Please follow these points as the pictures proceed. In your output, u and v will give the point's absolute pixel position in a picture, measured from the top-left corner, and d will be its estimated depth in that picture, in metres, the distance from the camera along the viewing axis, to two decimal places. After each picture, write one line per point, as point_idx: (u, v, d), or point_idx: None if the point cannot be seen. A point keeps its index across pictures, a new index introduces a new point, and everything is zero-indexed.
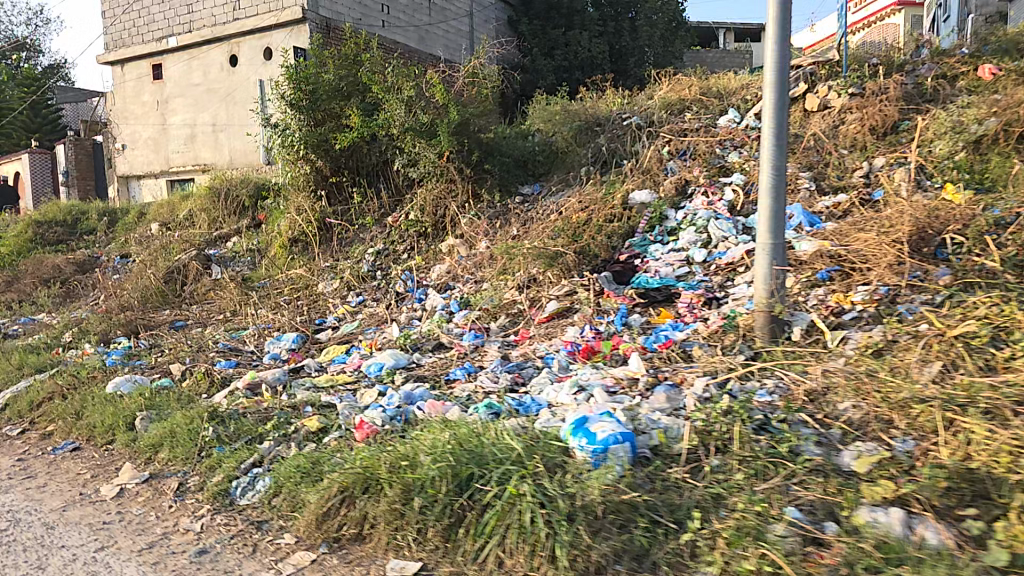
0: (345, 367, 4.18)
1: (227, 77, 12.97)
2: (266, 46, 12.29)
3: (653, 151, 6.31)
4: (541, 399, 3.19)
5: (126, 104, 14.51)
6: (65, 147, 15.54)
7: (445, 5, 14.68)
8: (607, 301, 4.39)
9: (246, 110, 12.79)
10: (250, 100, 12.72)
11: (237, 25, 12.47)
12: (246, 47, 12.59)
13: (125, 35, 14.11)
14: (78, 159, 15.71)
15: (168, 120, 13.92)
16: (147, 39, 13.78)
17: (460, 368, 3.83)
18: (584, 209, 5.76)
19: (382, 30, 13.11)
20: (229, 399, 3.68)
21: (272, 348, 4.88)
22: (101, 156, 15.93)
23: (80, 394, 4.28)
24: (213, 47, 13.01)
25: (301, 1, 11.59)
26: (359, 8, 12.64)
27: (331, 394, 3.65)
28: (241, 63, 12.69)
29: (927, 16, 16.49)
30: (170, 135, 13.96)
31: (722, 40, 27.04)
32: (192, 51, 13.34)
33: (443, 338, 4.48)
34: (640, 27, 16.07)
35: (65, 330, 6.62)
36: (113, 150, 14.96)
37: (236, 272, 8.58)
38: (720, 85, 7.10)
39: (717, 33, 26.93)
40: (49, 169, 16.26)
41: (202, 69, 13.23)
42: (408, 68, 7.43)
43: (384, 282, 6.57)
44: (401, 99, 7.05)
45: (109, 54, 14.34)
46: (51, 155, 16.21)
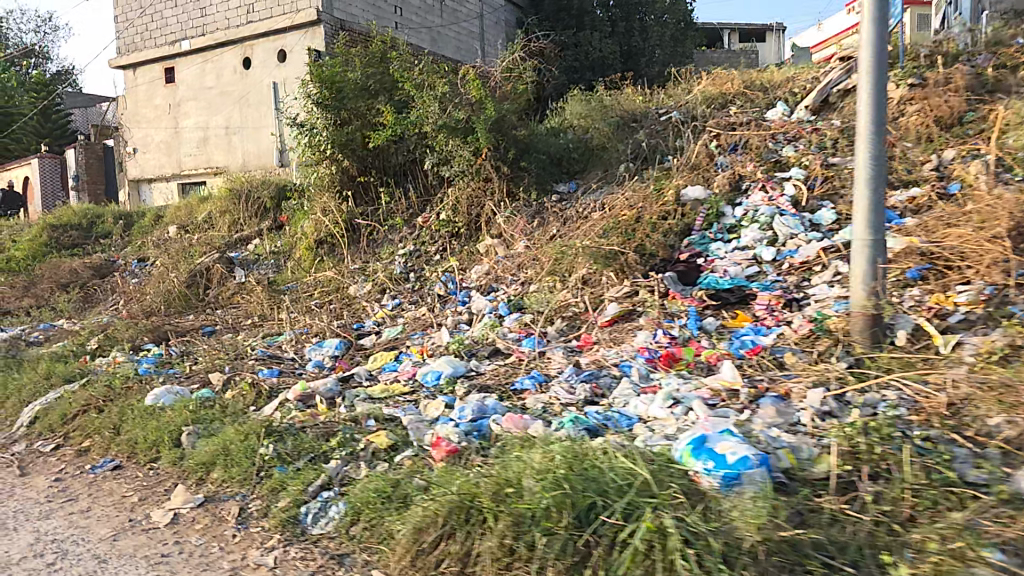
0: (399, 376, 3.90)
1: (240, 79, 12.75)
2: (280, 48, 12.09)
3: (698, 146, 5.93)
4: (632, 414, 2.90)
5: (138, 108, 14.33)
6: (76, 150, 15.39)
7: (456, 6, 14.36)
8: (674, 304, 4.11)
9: (260, 112, 12.58)
10: (263, 102, 12.51)
11: (251, 28, 12.28)
12: (260, 49, 12.38)
13: (137, 38, 13.94)
14: (89, 163, 15.57)
15: (180, 123, 13.72)
16: (160, 43, 13.60)
17: (528, 378, 3.53)
18: (633, 206, 5.45)
19: (396, 32, 12.87)
20: (281, 412, 3.42)
21: (314, 355, 4.61)
22: (112, 160, 15.78)
23: (118, 406, 4.04)
24: (226, 50, 12.81)
25: (316, 2, 11.39)
26: (372, 10, 12.41)
27: (392, 406, 3.37)
28: (255, 65, 12.49)
29: (934, 13, 15.73)
30: (182, 138, 13.76)
31: (727, 41, 26.66)
32: (205, 54, 13.14)
33: (500, 343, 4.17)
34: (650, 28, 15.83)
35: (90, 336, 6.40)
36: (124, 153, 14.78)
37: (261, 275, 8.36)
38: (763, 79, 6.77)
39: (722, 34, 26.55)
40: (59, 173, 16.13)
41: (215, 72, 13.03)
42: (439, 65, 7.22)
43: (419, 285, 6.30)
44: (434, 96, 6.81)
45: (120, 58, 14.15)
46: (61, 160, 16.09)
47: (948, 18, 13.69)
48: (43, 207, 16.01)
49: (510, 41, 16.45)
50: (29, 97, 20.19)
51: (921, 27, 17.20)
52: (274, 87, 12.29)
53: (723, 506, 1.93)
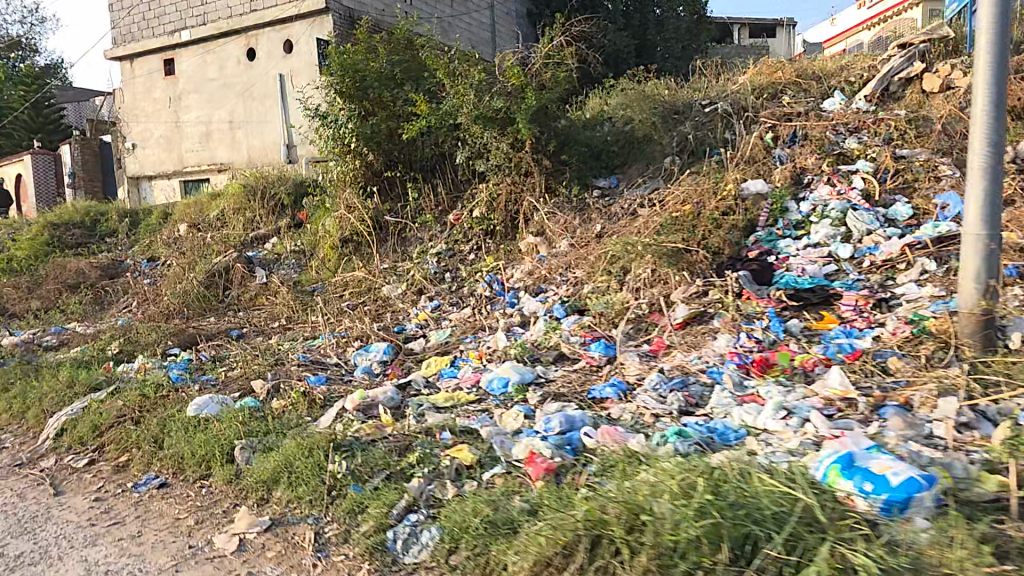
0: (461, 384, 3.69)
1: (244, 70, 12.47)
2: (287, 38, 11.83)
3: (754, 138, 5.90)
4: (738, 426, 2.65)
5: (136, 101, 13.98)
6: (72, 147, 15.03)
7: None
8: (750, 305, 3.88)
9: (265, 105, 12.31)
10: (269, 95, 12.24)
11: (255, 17, 11.98)
12: (265, 40, 12.09)
13: (135, 29, 13.59)
14: (85, 158, 15.20)
15: (182, 117, 13.41)
16: (159, 33, 13.26)
17: (607, 385, 3.28)
18: (687, 202, 5.26)
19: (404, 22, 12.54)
20: (342, 424, 3.17)
21: (360, 361, 4.41)
22: (110, 156, 15.41)
23: (155, 417, 3.77)
24: (229, 40, 12.52)
25: None
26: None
27: (467, 416, 3.14)
28: (260, 56, 12.21)
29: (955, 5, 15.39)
30: (184, 133, 13.46)
31: (735, 35, 26.19)
32: (206, 45, 12.82)
33: (564, 348, 3.95)
34: (664, 22, 15.57)
35: (112, 340, 6.15)
36: (123, 149, 14.42)
37: (284, 276, 8.15)
38: (816, 67, 6.79)
39: (732, 29, 26.05)
40: (52, 169, 15.67)
41: (218, 63, 12.73)
42: (471, 53, 7.18)
43: (457, 285, 6.24)
44: (473, 84, 6.69)
45: (117, 49, 13.79)
46: (54, 155, 15.64)
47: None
48: (36, 203, 15.50)
49: (520, 35, 16.13)
50: (18, 91, 19.59)
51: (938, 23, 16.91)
52: (281, 80, 12.02)
53: (916, 537, 1.73)
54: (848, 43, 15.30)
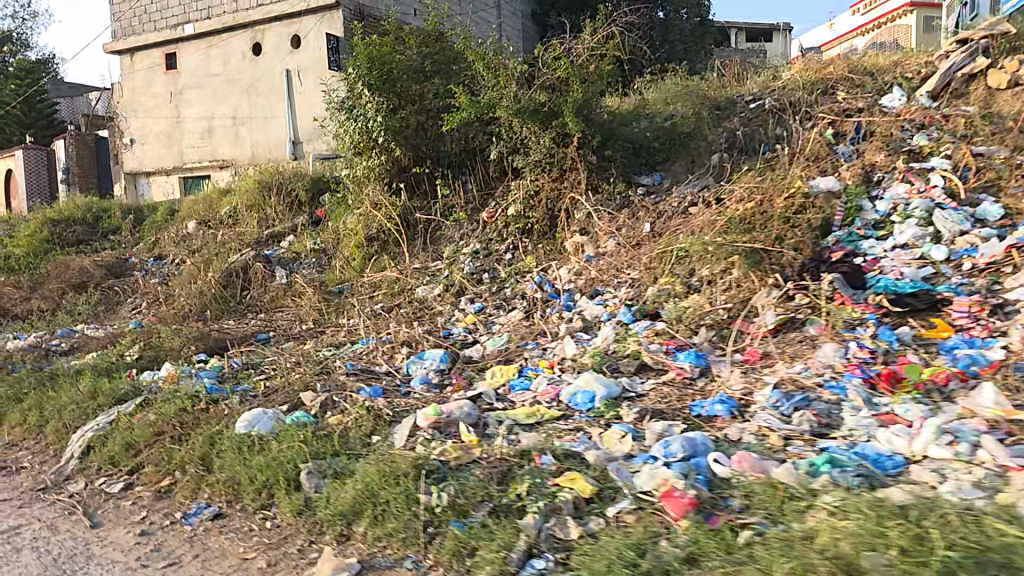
0: (539, 398, 3.36)
1: (249, 66, 12.04)
2: (295, 33, 11.42)
3: (814, 133, 5.68)
4: (890, 451, 2.34)
5: (135, 96, 13.51)
6: (65, 141, 14.52)
7: None
8: (847, 310, 3.59)
9: (271, 101, 11.88)
10: (274, 91, 11.83)
11: (261, 11, 11.56)
12: (272, 34, 11.69)
13: (135, 22, 13.14)
14: (79, 154, 14.66)
15: (182, 112, 12.93)
16: (160, 26, 12.82)
17: (714, 401, 2.95)
18: (752, 197, 5.01)
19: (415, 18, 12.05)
20: (424, 448, 2.82)
21: (416, 370, 4.12)
22: (106, 151, 14.93)
23: (198, 434, 3.42)
24: (234, 34, 12.08)
25: None
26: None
27: (564, 437, 2.80)
28: (266, 51, 11.79)
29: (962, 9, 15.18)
30: (184, 129, 12.98)
31: (735, 39, 25.84)
32: (209, 39, 12.37)
33: (645, 357, 3.61)
34: (671, 23, 15.28)
35: (130, 346, 5.78)
36: (120, 145, 13.92)
37: (305, 276, 7.85)
38: (869, 63, 6.52)
39: (730, 32, 25.77)
40: (45, 163, 15.14)
41: (222, 57, 12.29)
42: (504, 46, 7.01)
43: (497, 287, 6.09)
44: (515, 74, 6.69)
45: (116, 42, 13.32)
46: (47, 150, 15.13)
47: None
48: (27, 198, 14.93)
49: (525, 35, 15.63)
50: (9, 85, 18.90)
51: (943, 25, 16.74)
52: (287, 75, 11.61)
53: None
54: (862, 45, 14.91)
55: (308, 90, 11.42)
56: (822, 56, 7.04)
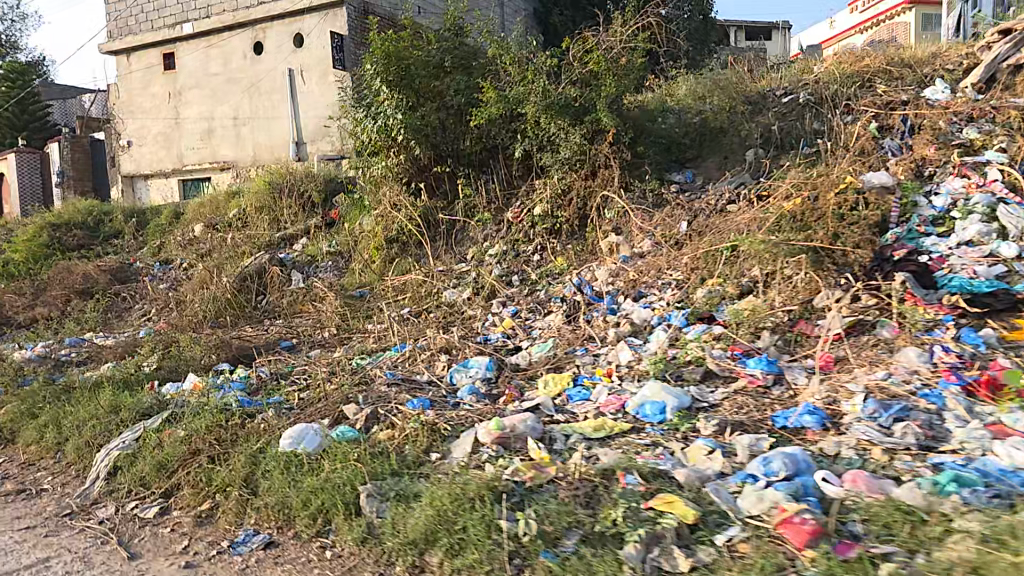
0: (603, 408, 3.17)
1: (250, 65, 11.80)
2: (297, 31, 11.21)
3: (857, 127, 5.53)
4: (1013, 466, 2.17)
5: (133, 97, 13.22)
6: (60, 145, 14.23)
7: None
8: (922, 312, 3.41)
9: (273, 101, 11.64)
10: (276, 91, 11.60)
11: (264, 9, 11.33)
12: (274, 33, 11.47)
13: (133, 21, 12.86)
14: (74, 157, 14.36)
15: (181, 113, 12.67)
16: (159, 26, 12.56)
17: (800, 411, 2.75)
18: (798, 194, 4.85)
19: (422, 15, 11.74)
20: (493, 468, 2.63)
21: (462, 379, 4.01)
22: (102, 154, 14.64)
23: (236, 452, 3.22)
24: (235, 33, 11.84)
25: None
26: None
27: (645, 453, 2.60)
28: (267, 50, 11.56)
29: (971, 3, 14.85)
30: (183, 130, 12.71)
31: (734, 38, 25.47)
32: (210, 38, 12.12)
33: (710, 363, 3.43)
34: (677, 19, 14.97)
35: (148, 356, 5.58)
36: (118, 147, 13.62)
37: (323, 280, 7.66)
38: (905, 55, 6.36)
39: (729, 31, 25.48)
40: (39, 168, 14.81)
41: (222, 57, 12.05)
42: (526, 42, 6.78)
43: (527, 289, 5.92)
44: (543, 69, 6.57)
45: (114, 42, 13.03)
46: (42, 154, 14.79)
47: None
48: (20, 203, 14.58)
49: (530, 32, 15.26)
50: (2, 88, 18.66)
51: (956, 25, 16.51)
52: (290, 74, 11.38)
53: None
54: (872, 38, 14.64)
55: (313, 88, 11.20)
56: (856, 48, 6.84)
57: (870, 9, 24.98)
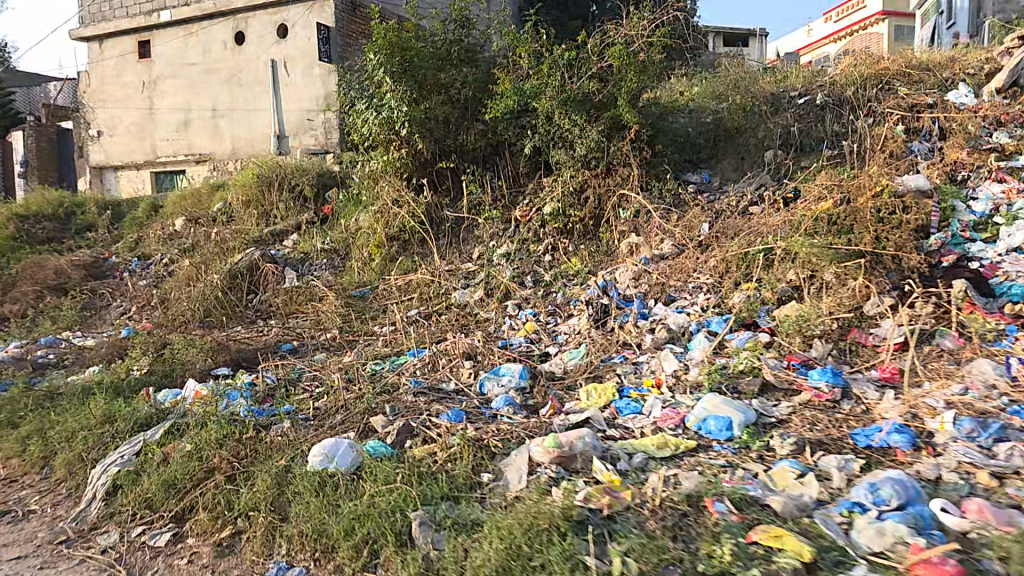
0: (661, 422, 2.93)
1: (230, 55, 11.25)
2: (282, 22, 10.73)
3: (884, 129, 5.44)
4: None
5: (103, 85, 12.48)
6: (24, 133, 13.36)
7: None
8: (985, 321, 3.30)
9: (254, 93, 11.12)
10: (258, 82, 11.06)
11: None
12: (256, 22, 10.94)
13: (105, 7, 12.14)
14: (39, 146, 13.51)
15: (155, 103, 12.01)
16: (133, 12, 11.88)
17: (885, 429, 2.55)
18: (829, 196, 4.68)
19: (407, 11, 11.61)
20: (560, 492, 2.36)
21: (494, 387, 3.71)
22: (70, 144, 13.83)
23: (259, 471, 2.93)
24: (216, 22, 11.27)
25: None
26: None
27: (728, 477, 2.37)
28: (250, 40, 11.03)
29: (955, 10, 15.01)
30: (157, 120, 12.05)
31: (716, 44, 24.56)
32: (188, 26, 11.51)
33: (767, 372, 3.21)
34: None
35: (136, 360, 5.15)
36: (85, 137, 12.81)
37: (319, 278, 7.27)
38: (923, 58, 6.30)
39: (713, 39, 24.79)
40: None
41: (201, 46, 11.47)
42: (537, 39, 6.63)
43: (542, 291, 5.64)
44: (559, 62, 6.33)
45: (84, 28, 12.27)
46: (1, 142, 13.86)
47: (984, 27, 13.18)
48: None
49: None
50: None
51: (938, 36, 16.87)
52: (273, 66, 10.87)
53: None
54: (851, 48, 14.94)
55: (298, 79, 10.72)
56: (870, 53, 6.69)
57: (844, 19, 25.65)
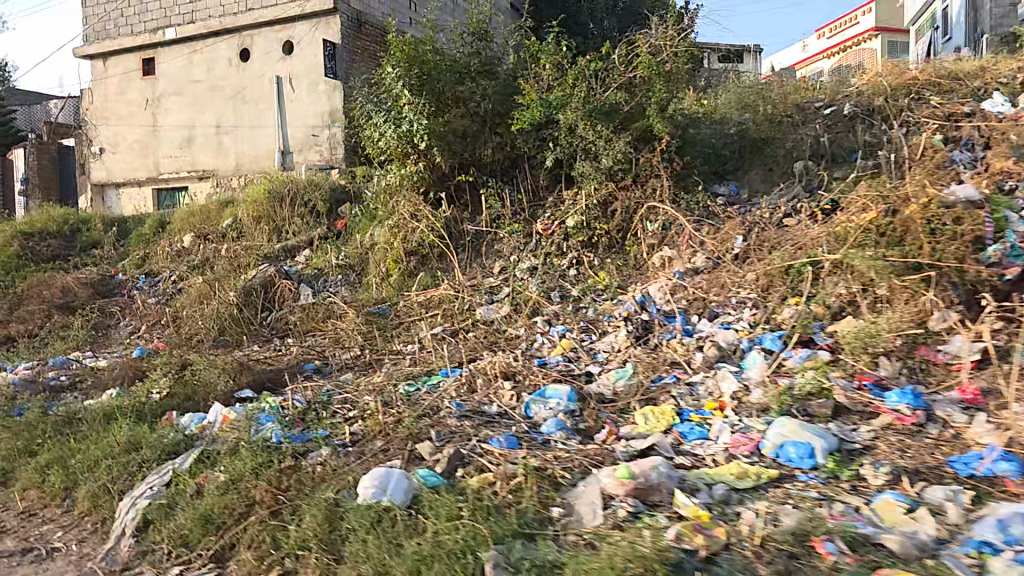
0: (736, 449, 2.75)
1: (235, 72, 11.22)
2: (287, 39, 10.69)
3: (922, 138, 5.33)
4: None
5: (107, 102, 12.43)
6: (25, 150, 13.27)
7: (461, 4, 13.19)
8: None
9: (259, 109, 11.07)
10: (263, 98, 11.02)
11: (252, 15, 10.78)
12: (262, 40, 10.92)
13: (110, 25, 12.11)
14: (41, 163, 13.41)
15: (159, 120, 11.95)
16: (138, 30, 11.85)
17: (989, 458, 2.40)
18: (874, 206, 4.47)
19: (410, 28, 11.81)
20: (644, 529, 2.19)
21: (541, 409, 3.51)
22: (71, 161, 13.75)
23: (306, 507, 2.75)
24: (221, 39, 11.25)
25: None
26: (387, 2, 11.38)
27: (828, 512, 2.19)
28: (255, 57, 11.00)
29: (954, 25, 15.20)
30: (161, 138, 11.98)
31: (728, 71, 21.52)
32: (193, 44, 11.48)
33: (840, 394, 3.03)
34: None
35: (152, 382, 4.96)
36: (88, 154, 12.72)
37: (335, 295, 7.09)
38: (953, 68, 6.24)
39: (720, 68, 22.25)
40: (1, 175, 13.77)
41: (205, 63, 11.44)
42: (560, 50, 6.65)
43: (571, 307, 5.45)
44: (584, 74, 6.28)
45: (89, 46, 12.25)
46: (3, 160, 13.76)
47: (982, 42, 13.38)
48: None
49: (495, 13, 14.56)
50: None
51: (937, 50, 16.95)
52: (278, 82, 10.83)
53: None
54: (845, 64, 15.15)
55: (305, 95, 10.66)
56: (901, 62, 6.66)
57: (838, 35, 26.17)
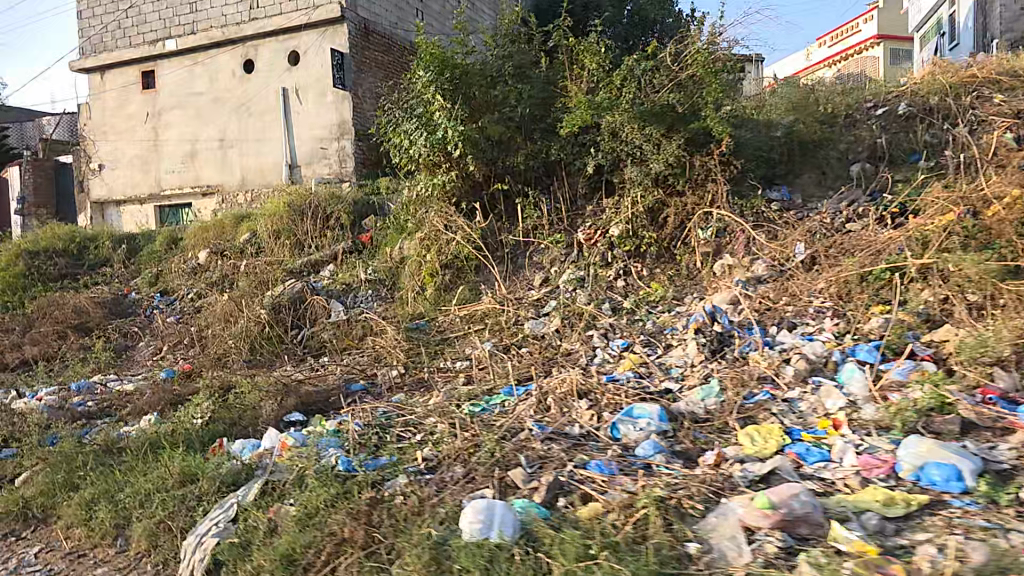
0: (870, 471, 2.55)
1: (240, 83, 11.09)
2: (293, 49, 10.58)
3: (995, 137, 5.23)
4: None
5: (106, 117, 12.28)
6: (21, 167, 13.07)
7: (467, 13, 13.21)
8: None
9: (264, 121, 10.95)
10: (269, 110, 10.90)
11: (256, 25, 10.65)
12: (266, 50, 10.80)
13: (108, 38, 11.94)
14: (36, 179, 13.20)
15: (161, 134, 11.80)
16: (138, 43, 11.70)
17: None
18: (954, 208, 4.32)
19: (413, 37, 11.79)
20: (811, 568, 1.98)
21: (630, 431, 3.28)
22: (68, 178, 13.55)
23: (406, 545, 2.53)
24: (223, 50, 11.12)
25: None
26: (393, 11, 11.35)
27: (1012, 544, 2.00)
28: (259, 68, 10.88)
29: (964, 29, 15.17)
30: (163, 152, 11.82)
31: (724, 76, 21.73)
32: (194, 56, 11.35)
33: (967, 409, 2.84)
34: None
35: (188, 407, 4.70)
36: (88, 170, 12.53)
37: (366, 310, 6.85)
38: (1013, 65, 6.13)
39: None
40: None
41: (208, 76, 11.31)
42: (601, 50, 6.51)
43: (626, 318, 5.24)
44: (635, 72, 6.12)
45: (86, 60, 12.06)
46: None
47: (992, 47, 13.38)
48: None
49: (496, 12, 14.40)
50: None
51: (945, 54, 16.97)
52: (284, 93, 10.72)
53: None
54: (852, 70, 15.09)
55: (313, 105, 10.55)
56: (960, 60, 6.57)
57: (839, 43, 26.25)
